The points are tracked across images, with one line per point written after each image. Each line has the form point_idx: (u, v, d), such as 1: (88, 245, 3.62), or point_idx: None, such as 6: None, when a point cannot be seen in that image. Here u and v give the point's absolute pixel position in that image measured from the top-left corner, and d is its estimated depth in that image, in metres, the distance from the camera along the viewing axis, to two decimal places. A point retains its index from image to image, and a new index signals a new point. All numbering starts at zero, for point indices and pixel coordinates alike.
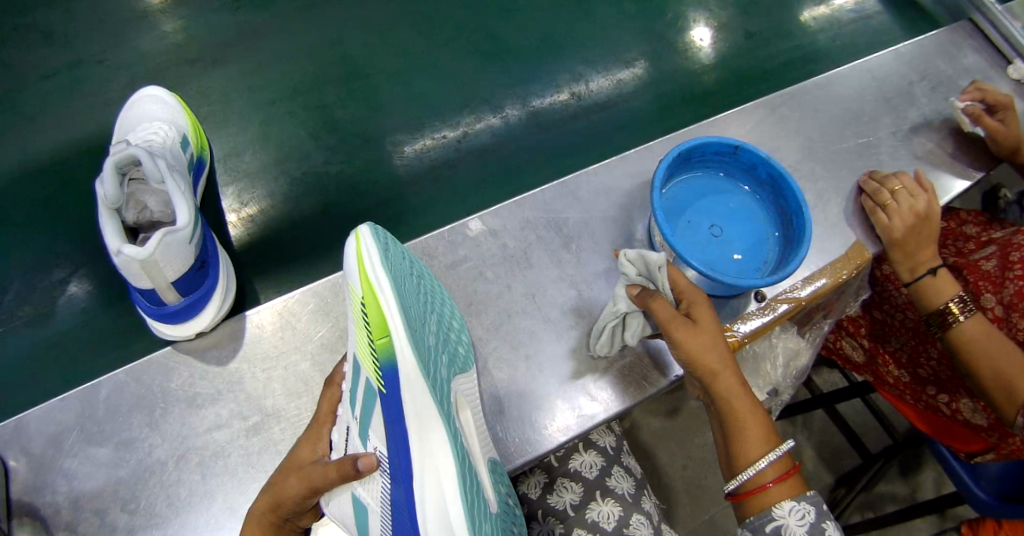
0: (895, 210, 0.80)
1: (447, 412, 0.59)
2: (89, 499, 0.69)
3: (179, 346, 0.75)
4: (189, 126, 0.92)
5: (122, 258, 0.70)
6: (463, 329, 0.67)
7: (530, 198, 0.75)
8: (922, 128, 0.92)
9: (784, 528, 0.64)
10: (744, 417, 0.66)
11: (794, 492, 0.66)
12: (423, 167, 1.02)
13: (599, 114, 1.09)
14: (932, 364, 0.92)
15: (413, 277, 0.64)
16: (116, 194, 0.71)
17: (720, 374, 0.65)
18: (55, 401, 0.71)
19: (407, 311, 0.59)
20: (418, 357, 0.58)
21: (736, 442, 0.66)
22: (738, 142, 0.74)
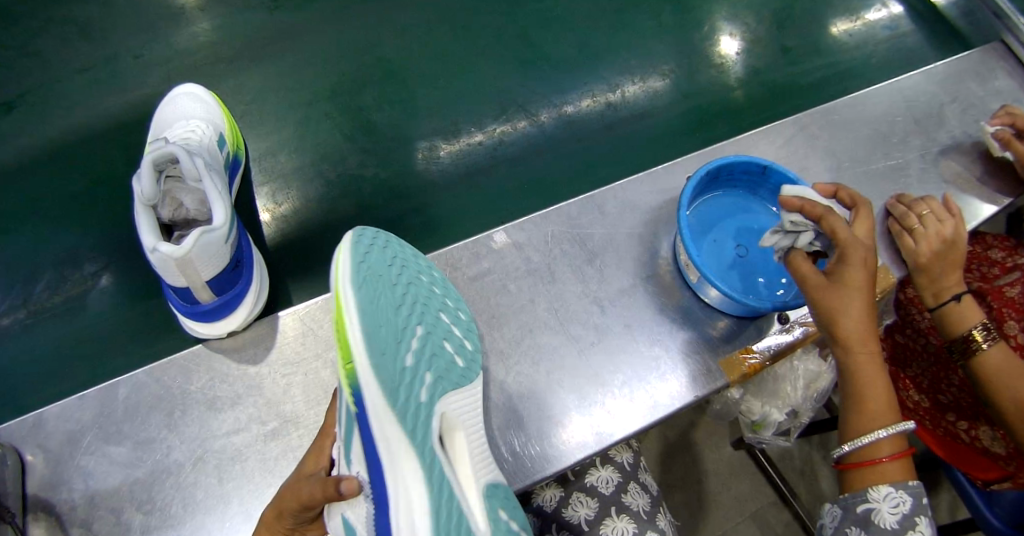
0: (923, 235, 0.80)
1: (421, 432, 0.60)
2: (105, 497, 0.70)
3: (212, 344, 0.75)
4: (226, 124, 0.92)
5: (158, 255, 0.69)
6: (474, 340, 0.65)
7: (556, 212, 0.75)
8: (951, 150, 0.91)
9: (874, 513, 0.64)
10: (871, 386, 0.66)
11: (894, 480, 0.65)
12: (456, 170, 1.02)
13: (632, 123, 1.08)
14: (953, 391, 0.91)
15: (392, 291, 0.62)
16: (151, 191, 0.71)
17: (855, 340, 0.65)
18: (75, 399, 0.72)
19: (371, 329, 0.60)
20: (379, 379, 0.59)
21: (852, 409, 0.67)
22: (767, 162, 0.74)
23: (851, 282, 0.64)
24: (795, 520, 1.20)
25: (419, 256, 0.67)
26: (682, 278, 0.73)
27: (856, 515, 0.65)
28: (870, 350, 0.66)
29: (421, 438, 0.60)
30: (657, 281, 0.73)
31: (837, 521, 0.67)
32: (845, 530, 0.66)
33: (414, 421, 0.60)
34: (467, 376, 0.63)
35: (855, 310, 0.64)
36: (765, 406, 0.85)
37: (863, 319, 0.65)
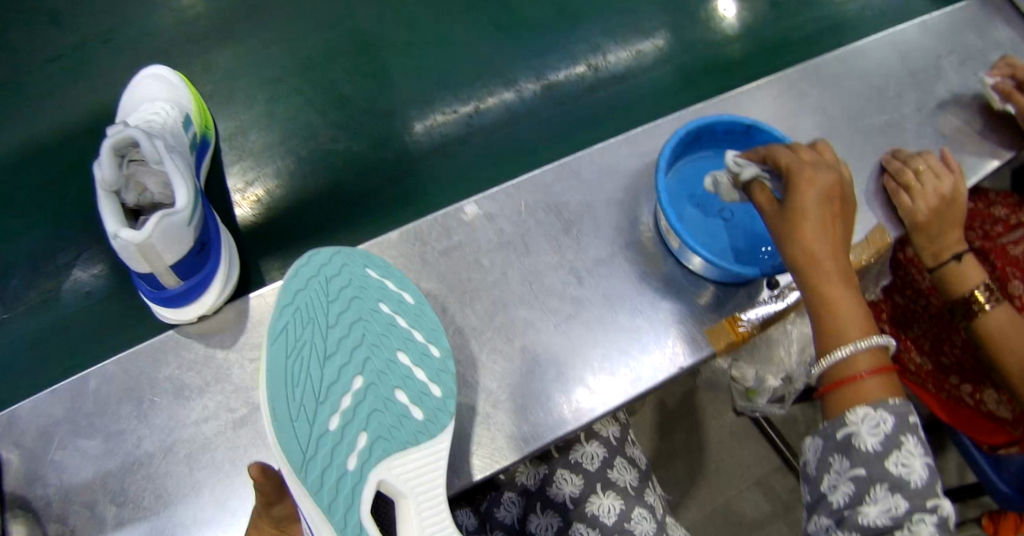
0: (921, 193, 0.75)
1: (345, 505, 0.54)
2: (78, 491, 0.68)
3: (183, 331, 0.73)
4: (192, 106, 0.87)
5: (120, 241, 0.66)
6: (444, 385, 0.58)
7: (529, 181, 0.71)
8: (949, 104, 0.86)
9: (854, 437, 0.57)
10: (841, 309, 0.60)
11: (874, 398, 0.58)
12: (435, 144, 0.97)
13: (617, 89, 1.03)
14: (956, 353, 0.88)
15: (323, 341, 0.55)
16: (113, 176, 0.67)
17: (816, 257, 0.60)
18: (45, 393, 0.70)
19: (284, 392, 0.53)
20: (287, 452, 0.52)
21: (824, 330, 0.60)
22: (751, 120, 0.70)
23: (801, 199, 0.60)
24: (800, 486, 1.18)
25: (384, 283, 0.60)
26: (664, 245, 0.70)
27: (837, 443, 0.58)
28: (836, 267, 0.60)
29: (343, 512, 0.53)
30: (638, 249, 0.70)
31: (819, 452, 0.59)
32: (828, 459, 0.58)
33: (334, 496, 0.53)
34: (421, 433, 0.56)
35: (809, 225, 0.60)
36: (759, 371, 0.82)
37: (822, 236, 0.60)
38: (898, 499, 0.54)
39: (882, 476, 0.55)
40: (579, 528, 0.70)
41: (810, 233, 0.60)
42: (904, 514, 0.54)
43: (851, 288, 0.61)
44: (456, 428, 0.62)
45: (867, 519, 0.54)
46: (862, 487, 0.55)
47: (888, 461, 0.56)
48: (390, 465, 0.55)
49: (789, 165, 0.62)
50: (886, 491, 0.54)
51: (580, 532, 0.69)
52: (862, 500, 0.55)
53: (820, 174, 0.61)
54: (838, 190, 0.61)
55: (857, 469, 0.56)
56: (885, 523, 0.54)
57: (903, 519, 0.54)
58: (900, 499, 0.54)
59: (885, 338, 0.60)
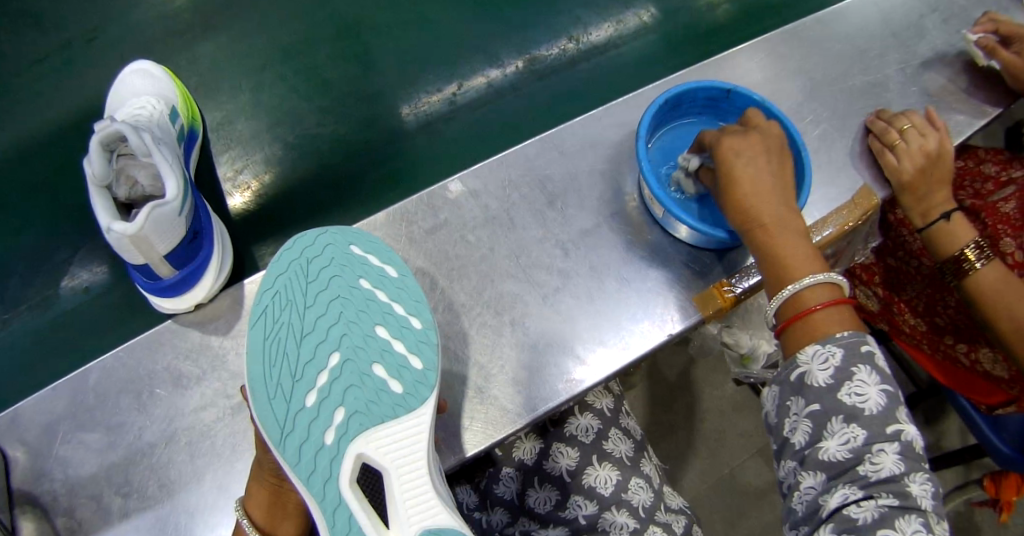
0: (905, 151, 0.75)
1: (324, 478, 0.54)
2: (84, 484, 0.69)
3: (181, 320, 0.73)
4: (178, 96, 0.82)
5: (113, 237, 0.57)
6: (423, 356, 0.57)
7: (513, 156, 0.72)
8: (934, 63, 0.86)
9: (806, 376, 0.57)
10: (784, 257, 0.60)
11: (825, 331, 0.58)
12: (421, 125, 0.98)
13: (599, 61, 1.03)
14: (949, 313, 0.87)
15: (300, 322, 0.57)
16: (104, 170, 0.59)
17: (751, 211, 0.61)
18: (46, 391, 0.71)
19: (262, 371, 0.55)
20: (267, 428, 0.54)
21: (774, 280, 0.61)
22: (731, 85, 0.70)
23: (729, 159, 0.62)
24: None
25: (368, 259, 0.60)
26: (650, 214, 0.70)
27: (792, 385, 0.58)
28: (774, 216, 0.61)
29: (322, 485, 0.53)
30: (623, 219, 0.70)
31: (777, 399, 0.59)
32: (787, 404, 0.58)
33: (313, 468, 0.54)
34: (401, 406, 0.55)
35: (738, 181, 0.61)
36: (754, 337, 0.84)
37: (755, 189, 0.61)
38: (856, 429, 0.54)
39: (837, 409, 0.55)
40: (577, 501, 0.70)
41: (742, 187, 0.61)
42: (864, 443, 0.53)
43: (795, 233, 0.61)
44: (449, 403, 0.63)
45: (826, 454, 0.54)
46: (819, 424, 0.55)
47: (841, 393, 0.55)
48: (368, 438, 0.54)
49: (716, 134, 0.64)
50: (842, 423, 0.54)
51: (577, 504, 0.70)
52: (821, 436, 0.55)
53: (746, 133, 0.63)
54: (768, 144, 0.63)
55: (813, 406, 0.56)
56: (847, 455, 0.54)
57: (863, 449, 0.53)
58: (857, 429, 0.54)
59: (830, 275, 0.59)
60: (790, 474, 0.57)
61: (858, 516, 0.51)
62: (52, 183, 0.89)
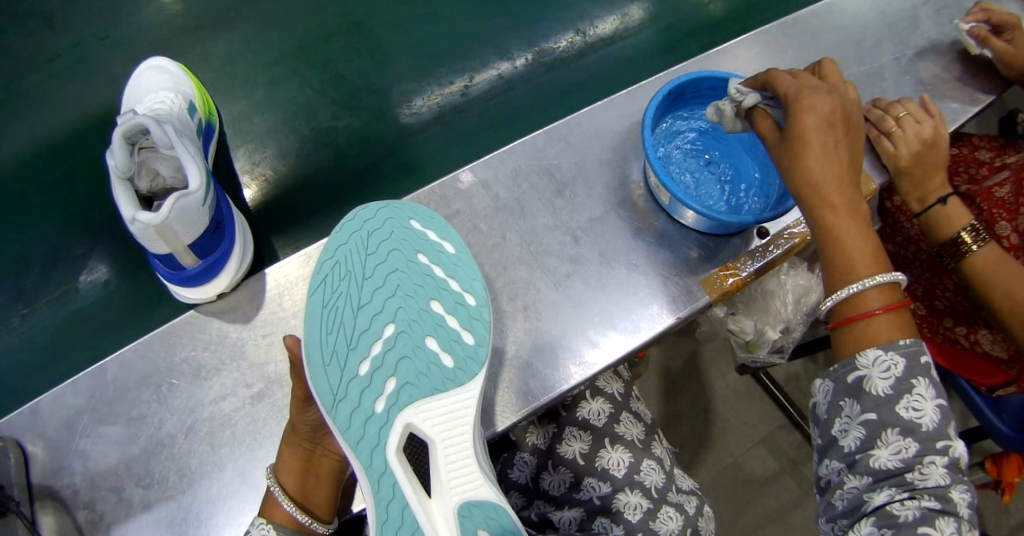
0: (901, 138, 0.79)
1: (372, 446, 0.54)
2: (105, 477, 0.70)
3: (202, 310, 0.74)
4: (195, 92, 0.83)
5: (136, 226, 0.59)
6: (475, 332, 0.59)
7: (521, 147, 0.73)
8: (928, 52, 0.88)
9: (865, 381, 0.57)
10: (848, 241, 0.59)
11: (885, 338, 0.58)
12: (434, 117, 0.99)
13: (605, 53, 1.05)
14: (948, 296, 0.89)
15: (358, 292, 0.58)
16: (126, 162, 0.61)
17: (825, 190, 0.59)
18: (66, 384, 0.72)
19: (319, 338, 0.57)
20: (319, 393, 0.56)
21: (835, 264, 0.60)
22: (731, 75, 0.72)
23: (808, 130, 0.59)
24: (806, 441, 1.20)
25: (426, 234, 0.62)
26: (655, 201, 0.73)
27: (847, 386, 0.59)
28: (847, 199, 0.59)
29: (369, 451, 0.54)
30: (630, 206, 0.72)
31: (829, 394, 0.60)
32: (839, 404, 0.59)
33: (362, 435, 0.55)
34: (450, 379, 0.57)
35: (816, 156, 0.58)
36: (758, 323, 0.85)
37: (831, 167, 0.59)
38: (910, 441, 0.55)
39: (893, 421, 0.56)
40: (591, 483, 0.71)
41: (816, 164, 0.59)
42: (914, 454, 0.55)
43: (862, 221, 0.60)
44: None
45: (877, 462, 0.56)
46: (873, 431, 0.56)
47: (899, 405, 0.56)
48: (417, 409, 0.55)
49: (787, 93, 0.61)
50: (898, 435, 0.56)
51: (592, 486, 0.71)
52: (873, 444, 0.56)
53: (828, 101, 0.59)
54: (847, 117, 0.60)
55: (868, 414, 0.57)
56: (897, 464, 0.55)
57: (914, 459, 0.55)
58: (911, 442, 0.55)
59: (896, 274, 0.59)
60: (833, 472, 0.59)
61: (901, 513, 0.54)
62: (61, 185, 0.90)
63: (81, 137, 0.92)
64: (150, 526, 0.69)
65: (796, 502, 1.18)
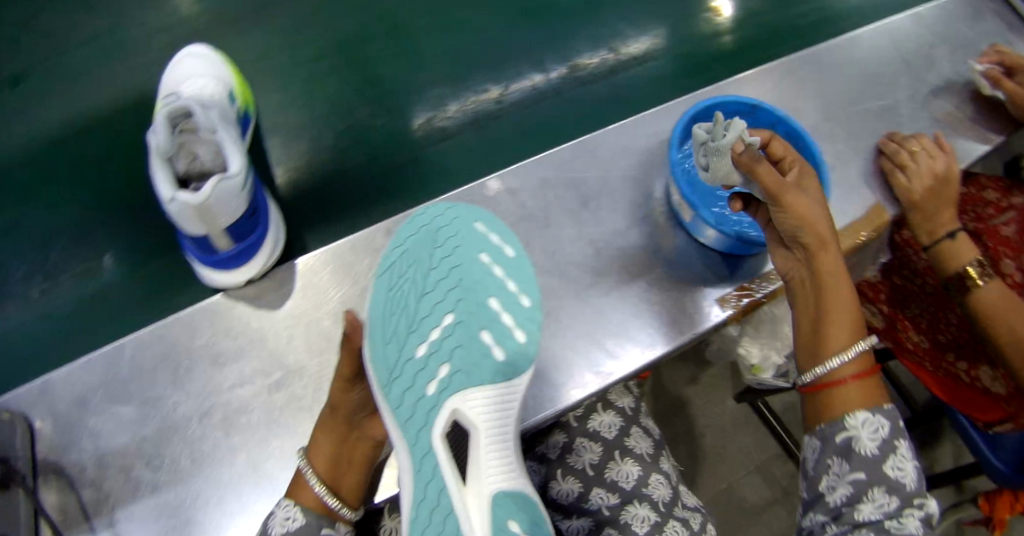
0: (915, 172, 0.79)
1: (419, 426, 0.57)
2: (113, 456, 0.71)
3: (230, 294, 0.75)
4: (235, 81, 0.84)
5: (175, 205, 0.61)
6: (530, 333, 0.59)
7: (549, 157, 0.75)
8: (942, 92, 0.90)
9: (854, 441, 0.63)
10: (840, 303, 0.66)
11: (872, 402, 0.65)
12: (468, 122, 0.96)
13: (647, 69, 0.99)
14: (952, 330, 0.90)
15: (423, 278, 0.60)
16: (168, 142, 0.62)
17: (830, 248, 0.66)
18: (83, 361, 0.74)
19: (382, 317, 0.60)
20: (377, 369, 0.59)
21: (826, 321, 0.66)
22: (757, 101, 0.75)
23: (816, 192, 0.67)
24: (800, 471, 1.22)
25: (490, 235, 0.63)
26: (676, 219, 0.74)
27: (837, 446, 0.64)
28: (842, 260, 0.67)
29: (416, 431, 0.57)
30: (652, 222, 0.74)
31: (818, 454, 0.66)
32: (827, 461, 0.65)
33: (411, 414, 0.58)
34: (500, 373, 0.58)
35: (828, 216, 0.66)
36: (764, 349, 0.86)
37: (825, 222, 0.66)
38: (892, 498, 0.62)
39: (880, 480, 0.62)
40: (600, 493, 0.73)
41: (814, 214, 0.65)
42: (896, 509, 0.62)
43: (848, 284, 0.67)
44: None
45: (863, 517, 0.61)
46: (860, 488, 0.62)
47: (886, 465, 0.62)
48: (466, 396, 0.57)
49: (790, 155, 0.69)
50: (883, 492, 0.62)
51: (600, 496, 0.72)
52: (859, 499, 0.62)
53: (811, 172, 0.69)
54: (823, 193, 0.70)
55: (857, 472, 0.62)
56: (878, 518, 0.61)
57: (894, 513, 0.61)
58: (893, 498, 0.62)
59: (869, 345, 0.66)
60: (818, 525, 0.64)
61: None
62: (74, 164, 0.90)
63: (102, 118, 0.93)
64: (158, 508, 0.70)
65: (786, 531, 1.19)
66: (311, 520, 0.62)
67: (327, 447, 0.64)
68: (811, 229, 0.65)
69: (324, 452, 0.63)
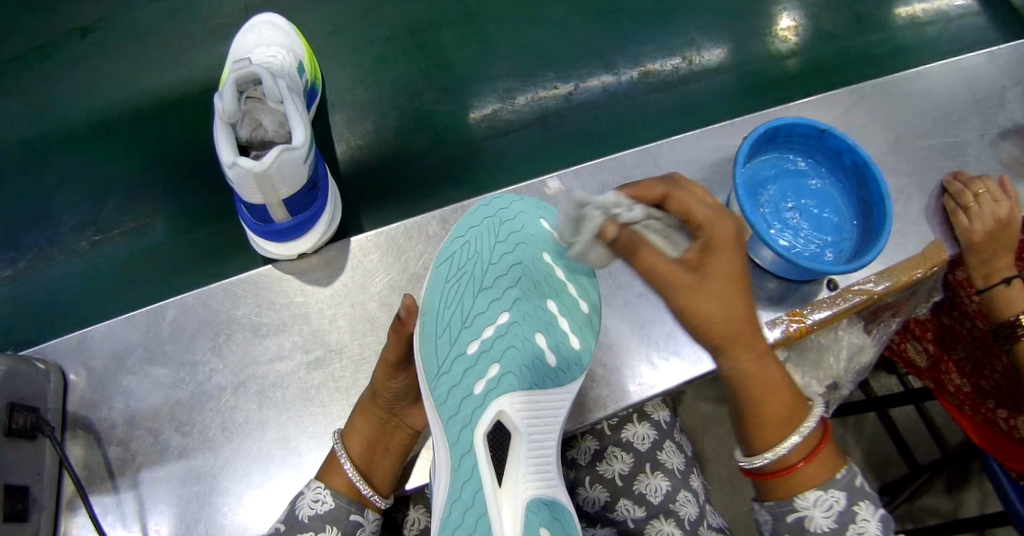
0: (978, 214, 0.77)
1: (462, 424, 0.58)
2: (145, 417, 0.71)
3: (281, 267, 0.74)
4: (306, 54, 0.84)
5: (235, 171, 0.59)
6: (582, 338, 0.64)
7: (611, 162, 0.75)
8: (1012, 134, 0.86)
9: (807, 521, 0.53)
10: (766, 401, 0.52)
11: (825, 477, 0.54)
12: (535, 117, 0.95)
13: (720, 81, 0.98)
14: (996, 378, 0.86)
15: (482, 276, 0.64)
16: (234, 108, 0.61)
17: (752, 340, 0.51)
18: (122, 319, 0.73)
19: (439, 309, 0.63)
20: (426, 363, 0.61)
21: (744, 417, 0.53)
22: (827, 126, 0.72)
23: (717, 267, 0.49)
24: None
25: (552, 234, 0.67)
26: None
27: (788, 523, 0.55)
28: (752, 348, 0.51)
29: (459, 428, 0.57)
30: None
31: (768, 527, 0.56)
32: None
33: (456, 411, 0.59)
34: (551, 378, 0.60)
35: (735, 302, 0.49)
36: (807, 376, 0.84)
37: (729, 314, 0.49)
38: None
39: None
40: (626, 505, 0.71)
41: (715, 306, 0.49)
42: None
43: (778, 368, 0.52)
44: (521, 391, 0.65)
45: None
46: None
47: None
48: (514, 398, 0.57)
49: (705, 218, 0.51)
50: None
51: (627, 508, 0.71)
52: None
53: (734, 230, 0.50)
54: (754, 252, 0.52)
55: None
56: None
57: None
58: None
59: (811, 424, 0.53)
60: None
61: None
62: (129, 124, 0.90)
63: (158, 80, 0.92)
64: (183, 473, 0.70)
65: None
66: (341, 503, 0.61)
67: (364, 431, 0.63)
68: (708, 335, 0.50)
69: (360, 435, 0.63)
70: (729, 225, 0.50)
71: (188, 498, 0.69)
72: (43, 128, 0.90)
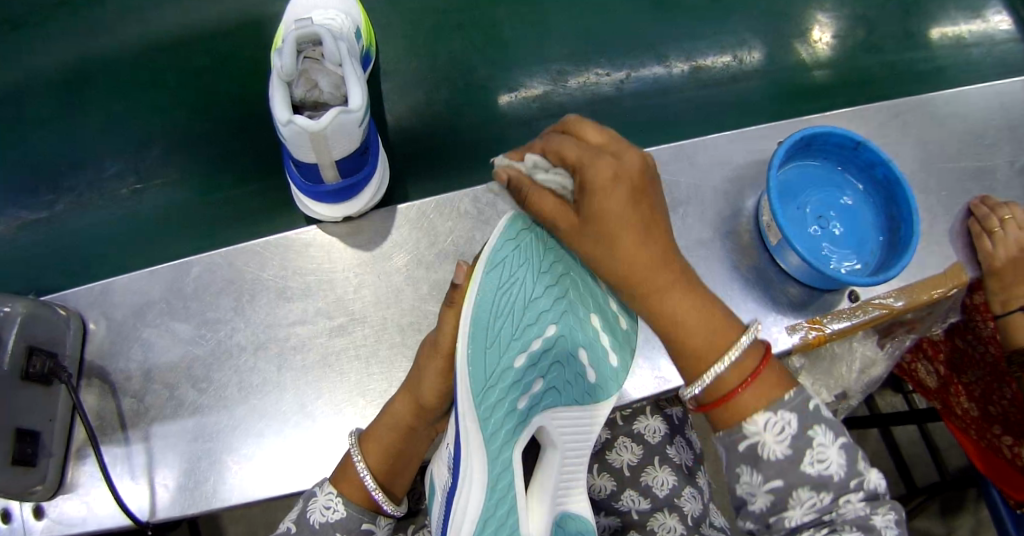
0: (1003, 239, 0.78)
1: (504, 439, 0.55)
2: (160, 370, 0.72)
3: (325, 229, 0.75)
4: (361, 20, 0.85)
5: (290, 129, 0.60)
6: (621, 358, 0.62)
7: (646, 156, 0.77)
8: None
9: (759, 447, 0.53)
10: (687, 320, 0.56)
11: (770, 398, 0.54)
12: (585, 102, 0.96)
13: (767, 83, 0.98)
14: (1004, 403, 0.84)
15: (530, 281, 0.57)
16: (292, 67, 0.62)
17: (647, 273, 0.55)
18: (146, 272, 0.74)
19: (488, 315, 0.55)
20: (471, 375, 0.54)
21: (685, 351, 0.56)
22: (862, 138, 0.73)
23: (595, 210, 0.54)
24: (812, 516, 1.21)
25: None
26: (761, 240, 0.74)
27: (743, 456, 0.54)
28: (655, 279, 0.56)
29: (499, 444, 0.55)
30: (735, 238, 0.75)
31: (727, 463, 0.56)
32: (737, 471, 0.55)
33: (498, 427, 0.54)
34: (589, 394, 0.61)
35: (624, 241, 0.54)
36: (817, 384, 0.86)
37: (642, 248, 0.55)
38: (823, 494, 0.52)
39: (801, 482, 0.52)
40: (632, 495, 0.72)
41: (622, 244, 0.55)
42: (829, 504, 0.52)
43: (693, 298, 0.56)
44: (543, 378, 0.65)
45: (791, 524, 0.52)
46: (782, 496, 0.52)
47: (804, 463, 0.52)
48: (553, 416, 0.58)
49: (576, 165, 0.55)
50: (809, 493, 0.52)
51: (631, 498, 0.72)
52: (787, 507, 0.52)
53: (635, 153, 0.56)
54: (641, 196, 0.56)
55: (774, 482, 0.52)
56: (811, 520, 0.52)
57: (828, 509, 0.52)
58: (822, 496, 0.52)
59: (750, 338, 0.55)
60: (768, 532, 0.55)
61: None
62: (168, 81, 0.91)
63: (202, 38, 0.93)
64: (196, 430, 0.70)
65: None
66: (353, 513, 0.63)
67: (389, 440, 0.65)
68: (620, 273, 0.55)
69: (385, 443, 0.65)
70: (605, 162, 0.54)
71: (197, 456, 0.70)
72: (80, 77, 0.90)
